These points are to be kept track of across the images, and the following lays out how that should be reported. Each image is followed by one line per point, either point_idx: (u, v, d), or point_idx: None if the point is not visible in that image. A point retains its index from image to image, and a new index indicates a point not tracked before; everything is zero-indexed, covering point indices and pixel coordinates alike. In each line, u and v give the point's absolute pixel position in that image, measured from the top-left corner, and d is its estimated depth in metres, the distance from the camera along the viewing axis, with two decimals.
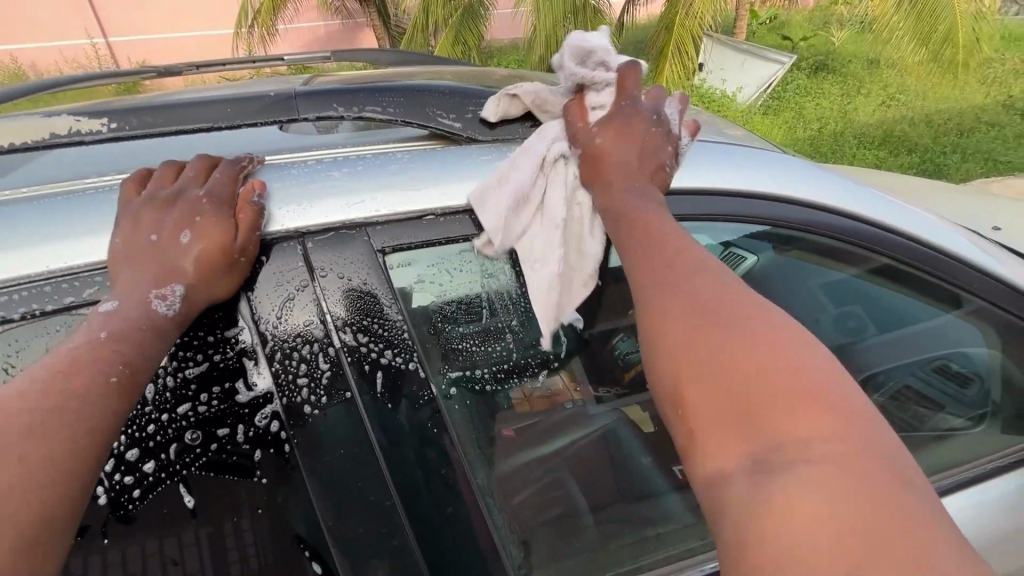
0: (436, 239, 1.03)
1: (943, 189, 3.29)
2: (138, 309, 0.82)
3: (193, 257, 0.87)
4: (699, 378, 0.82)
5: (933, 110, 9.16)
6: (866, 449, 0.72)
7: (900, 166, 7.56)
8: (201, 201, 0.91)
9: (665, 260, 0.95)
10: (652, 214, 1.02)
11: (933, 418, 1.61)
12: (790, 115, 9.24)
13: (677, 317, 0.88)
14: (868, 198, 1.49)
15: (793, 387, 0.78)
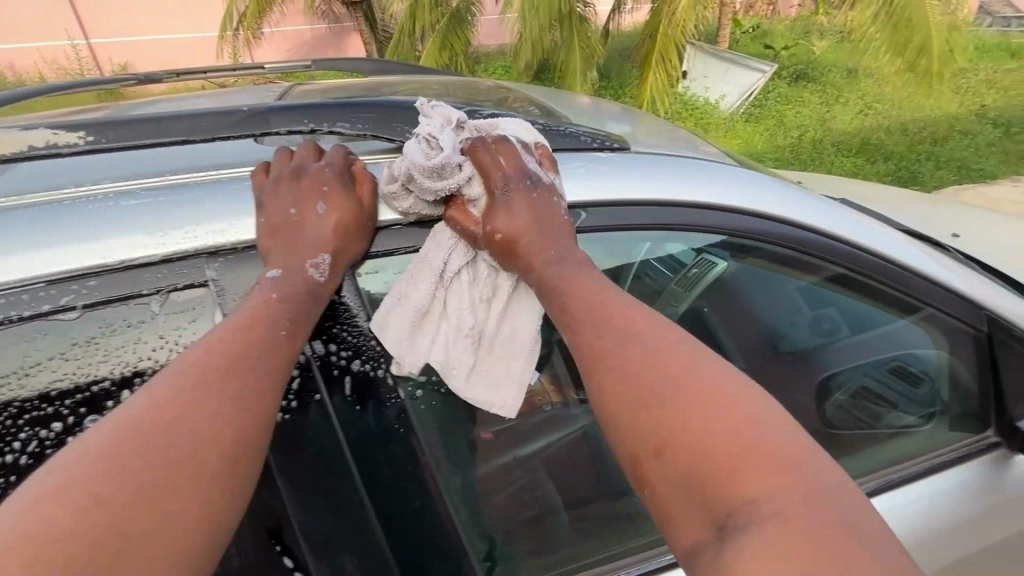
0: (406, 248, 1.08)
1: (912, 198, 3.39)
2: (301, 276, 0.95)
3: (331, 223, 1.00)
4: (652, 451, 0.89)
5: (909, 119, 9.41)
6: (806, 492, 0.82)
7: (877, 173, 7.76)
8: (322, 180, 1.04)
9: (606, 335, 0.99)
10: (574, 277, 1.05)
11: (888, 416, 1.68)
12: (771, 123, 9.43)
13: (622, 388, 0.94)
14: (825, 211, 1.55)
15: (738, 444, 0.86)
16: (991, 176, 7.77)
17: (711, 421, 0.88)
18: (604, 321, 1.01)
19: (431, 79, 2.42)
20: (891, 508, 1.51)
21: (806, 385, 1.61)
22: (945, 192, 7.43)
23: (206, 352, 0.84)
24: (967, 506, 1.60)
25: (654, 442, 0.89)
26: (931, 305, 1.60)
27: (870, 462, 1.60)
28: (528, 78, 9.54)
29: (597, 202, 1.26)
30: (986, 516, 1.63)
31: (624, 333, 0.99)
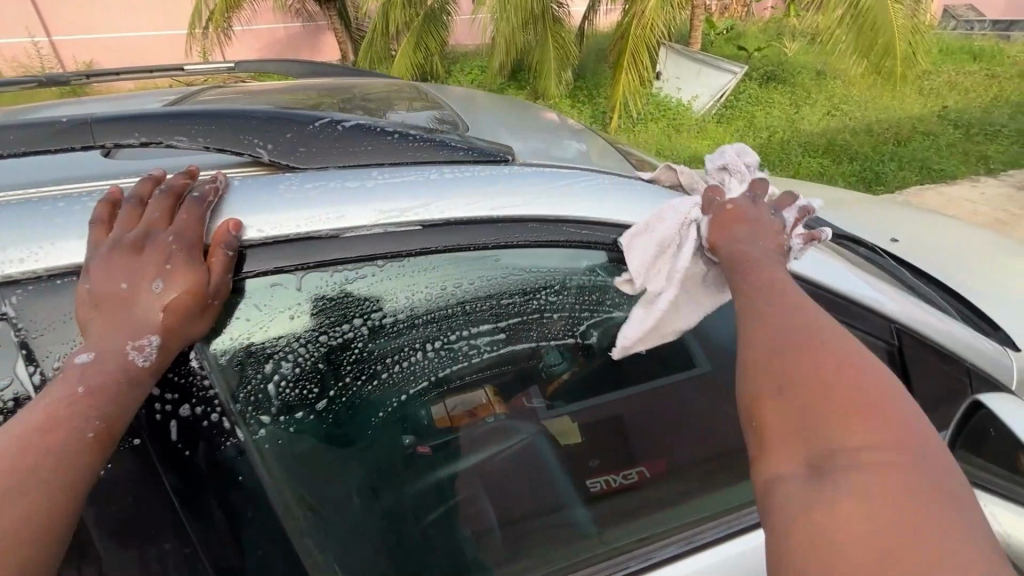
0: (247, 270, 0.93)
1: (867, 202, 3.38)
2: (115, 363, 0.81)
3: (165, 306, 0.85)
4: (777, 385, 0.84)
5: (875, 120, 9.56)
6: (930, 468, 0.74)
7: (844, 173, 7.84)
8: (170, 245, 0.88)
9: (754, 289, 0.95)
10: (759, 258, 1.01)
11: None
12: (741, 124, 9.48)
13: (764, 329, 0.90)
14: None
15: (868, 404, 0.79)
16: (951, 176, 7.88)
17: (847, 372, 0.82)
18: (762, 277, 0.97)
19: (357, 87, 2.33)
20: None
21: None
22: (908, 192, 7.51)
23: None
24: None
25: (777, 385, 0.84)
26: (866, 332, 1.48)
27: None
28: (501, 79, 9.47)
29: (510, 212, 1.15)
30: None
31: (778, 288, 0.96)
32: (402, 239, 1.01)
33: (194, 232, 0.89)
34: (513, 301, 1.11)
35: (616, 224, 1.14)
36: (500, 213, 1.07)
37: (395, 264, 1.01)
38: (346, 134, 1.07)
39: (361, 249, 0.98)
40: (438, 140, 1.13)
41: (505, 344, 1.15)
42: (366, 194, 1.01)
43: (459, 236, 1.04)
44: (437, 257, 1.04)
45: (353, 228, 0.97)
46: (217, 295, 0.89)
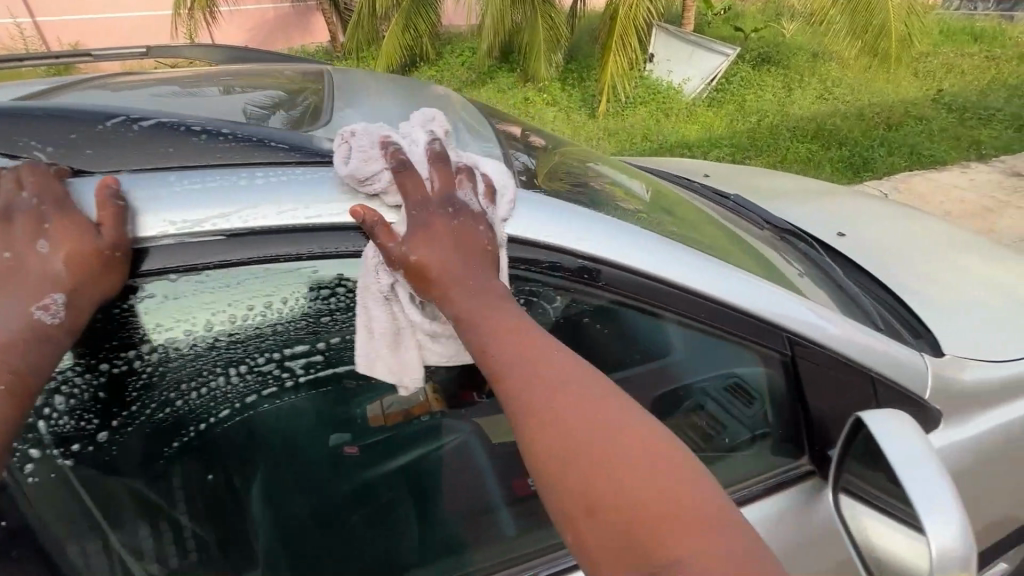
0: None
1: (833, 193, 3.24)
2: (20, 324, 0.84)
3: (60, 263, 0.85)
4: (579, 507, 0.88)
5: (867, 104, 9.31)
6: (690, 499, 0.88)
7: (832, 158, 7.64)
8: (39, 208, 0.87)
9: (510, 350, 0.97)
10: (494, 307, 1.01)
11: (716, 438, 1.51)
12: (730, 106, 9.21)
13: (541, 433, 0.93)
14: (608, 227, 1.27)
15: (638, 466, 0.90)
16: (941, 161, 7.70)
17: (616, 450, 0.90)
18: (513, 343, 0.98)
19: (264, 71, 2.18)
20: None
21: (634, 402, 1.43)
22: (896, 178, 7.33)
23: None
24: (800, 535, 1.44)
25: (561, 487, 0.90)
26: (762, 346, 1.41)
27: None
28: (488, 60, 9.21)
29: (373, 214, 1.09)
30: (824, 543, 1.48)
31: (526, 353, 0.98)
32: (198, 249, 0.93)
33: (61, 193, 0.89)
34: (332, 319, 1.05)
35: None
36: (311, 218, 0.99)
37: (194, 277, 0.94)
38: (142, 134, 0.98)
39: (156, 259, 0.92)
40: (255, 140, 1.04)
41: (326, 360, 1.09)
42: (158, 197, 0.92)
43: (287, 244, 0.98)
44: (252, 268, 0.97)
45: (144, 237, 0.91)
46: (116, 246, 0.87)
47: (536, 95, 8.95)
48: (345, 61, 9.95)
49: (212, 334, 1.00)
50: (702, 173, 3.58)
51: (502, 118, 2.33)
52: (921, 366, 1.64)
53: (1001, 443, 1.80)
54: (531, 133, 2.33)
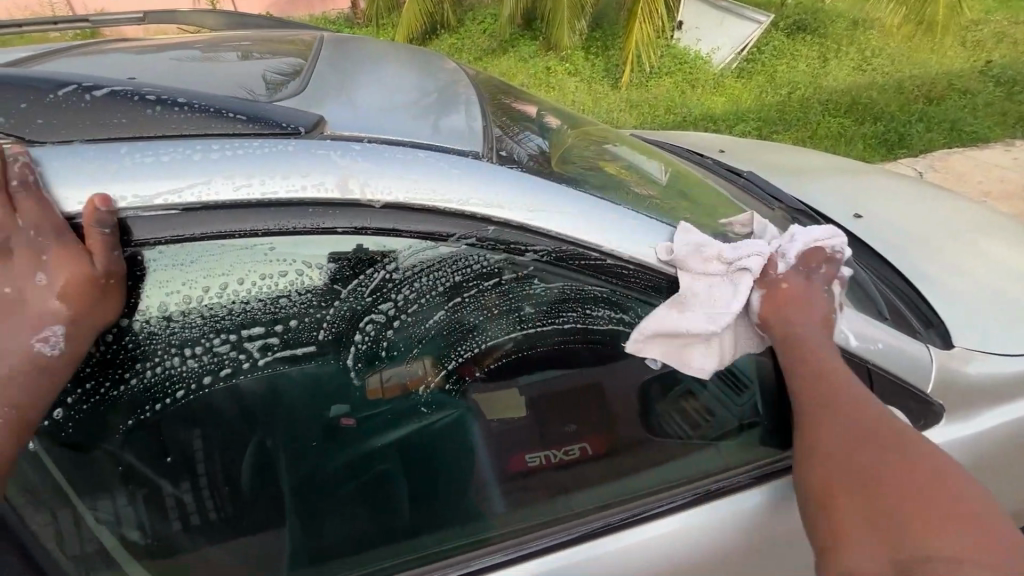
0: None
1: (859, 172, 3.07)
2: (18, 355, 0.88)
3: (59, 294, 0.89)
4: (856, 486, 1.04)
5: (909, 74, 8.76)
6: (953, 504, 1.00)
7: (866, 134, 7.25)
8: (32, 240, 0.87)
9: (809, 378, 1.16)
10: (809, 342, 1.20)
11: (703, 424, 1.42)
12: (761, 76, 8.74)
13: (838, 430, 1.10)
14: (601, 208, 1.18)
15: (899, 473, 1.04)
16: (984, 138, 7.26)
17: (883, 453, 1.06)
18: (823, 375, 1.16)
19: (260, 36, 2.12)
20: (690, 524, 1.31)
21: (619, 384, 1.37)
22: (932, 155, 6.96)
23: None
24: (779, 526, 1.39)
25: (820, 475, 1.09)
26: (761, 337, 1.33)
27: (682, 471, 1.38)
28: (508, 26, 8.91)
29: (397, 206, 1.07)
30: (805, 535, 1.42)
31: (845, 382, 1.16)
32: (147, 225, 0.93)
33: (48, 209, 0.88)
34: (290, 302, 1.07)
35: (411, 207, 1.04)
36: (265, 195, 0.96)
37: (149, 253, 0.95)
38: (95, 105, 0.97)
39: None
40: (213, 111, 1.01)
41: (286, 345, 1.13)
42: (109, 172, 0.91)
43: (246, 220, 0.96)
44: (210, 243, 0.97)
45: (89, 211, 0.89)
46: (111, 274, 0.92)
47: (556, 65, 8.69)
48: (364, 26, 9.75)
49: (167, 317, 1.02)
50: (719, 148, 3.43)
51: (507, 89, 2.24)
52: (925, 360, 1.54)
53: (1007, 440, 1.72)
54: (536, 105, 2.24)
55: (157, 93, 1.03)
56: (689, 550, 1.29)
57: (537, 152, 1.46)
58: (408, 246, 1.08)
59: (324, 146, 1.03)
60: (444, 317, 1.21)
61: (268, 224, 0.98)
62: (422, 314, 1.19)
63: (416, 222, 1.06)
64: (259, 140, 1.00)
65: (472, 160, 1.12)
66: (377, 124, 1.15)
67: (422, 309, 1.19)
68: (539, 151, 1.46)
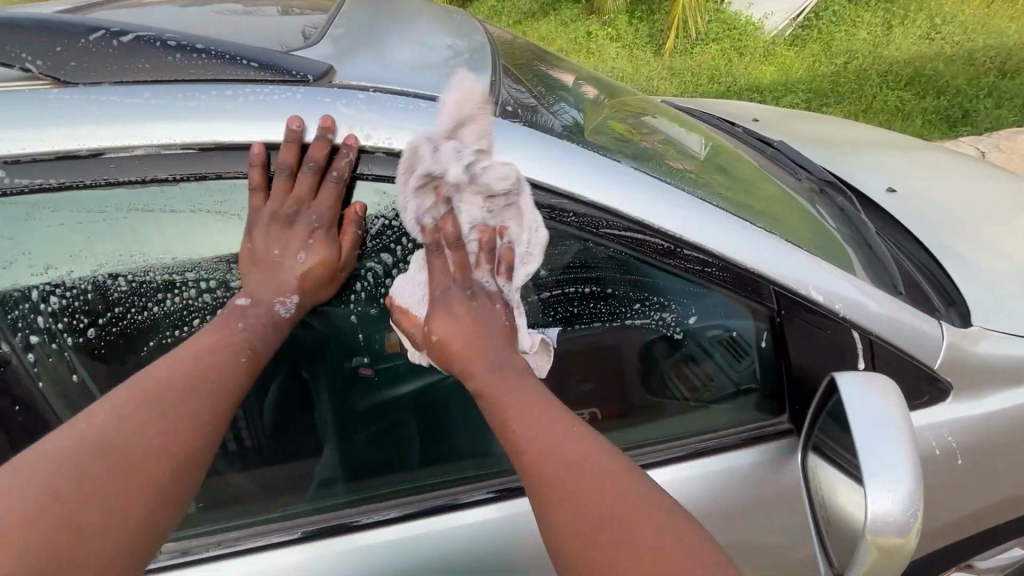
0: (14, 185, 0.96)
1: (904, 147, 2.89)
2: (265, 309, 1.08)
3: (306, 272, 1.10)
4: (580, 542, 0.94)
5: (984, 44, 8.03)
6: (632, 534, 0.93)
7: (926, 109, 6.76)
8: (314, 225, 1.09)
9: (514, 431, 1.05)
10: (495, 374, 1.11)
11: (698, 387, 1.44)
12: (817, 43, 8.20)
13: (552, 475, 1.00)
14: (599, 166, 1.20)
15: (587, 516, 0.96)
16: None
17: (572, 496, 0.98)
18: (518, 412, 1.07)
19: None
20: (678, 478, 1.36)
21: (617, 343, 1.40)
22: (998, 135, 6.44)
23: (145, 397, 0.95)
24: (767, 489, 1.41)
25: (561, 532, 0.96)
26: (758, 301, 1.35)
27: (674, 429, 1.42)
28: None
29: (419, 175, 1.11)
30: (794, 500, 1.43)
31: (543, 414, 1.07)
32: (168, 162, 0.99)
33: (336, 205, 1.09)
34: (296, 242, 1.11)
35: (410, 155, 1.09)
36: (272, 138, 1.03)
37: (170, 187, 1.01)
38: (124, 51, 1.04)
39: (125, 169, 0.98)
40: (229, 57, 1.07)
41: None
42: (136, 111, 0.98)
43: (260, 161, 1.03)
44: (225, 182, 1.05)
45: (113, 147, 0.96)
46: (344, 271, 1.14)
47: (597, 29, 8.41)
48: None
49: (191, 263, 1.07)
50: (756, 118, 3.29)
51: (540, 53, 2.22)
52: (936, 337, 1.50)
53: (1020, 426, 1.68)
54: (569, 71, 2.21)
55: (181, 40, 1.09)
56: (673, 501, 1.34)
57: (573, 125, 1.44)
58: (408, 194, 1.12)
59: (333, 93, 1.08)
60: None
61: (279, 165, 1.04)
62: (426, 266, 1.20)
63: (415, 170, 1.10)
64: (271, 88, 1.05)
65: (476, 113, 1.15)
66: (386, 74, 1.18)
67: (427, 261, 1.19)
68: (573, 123, 1.45)
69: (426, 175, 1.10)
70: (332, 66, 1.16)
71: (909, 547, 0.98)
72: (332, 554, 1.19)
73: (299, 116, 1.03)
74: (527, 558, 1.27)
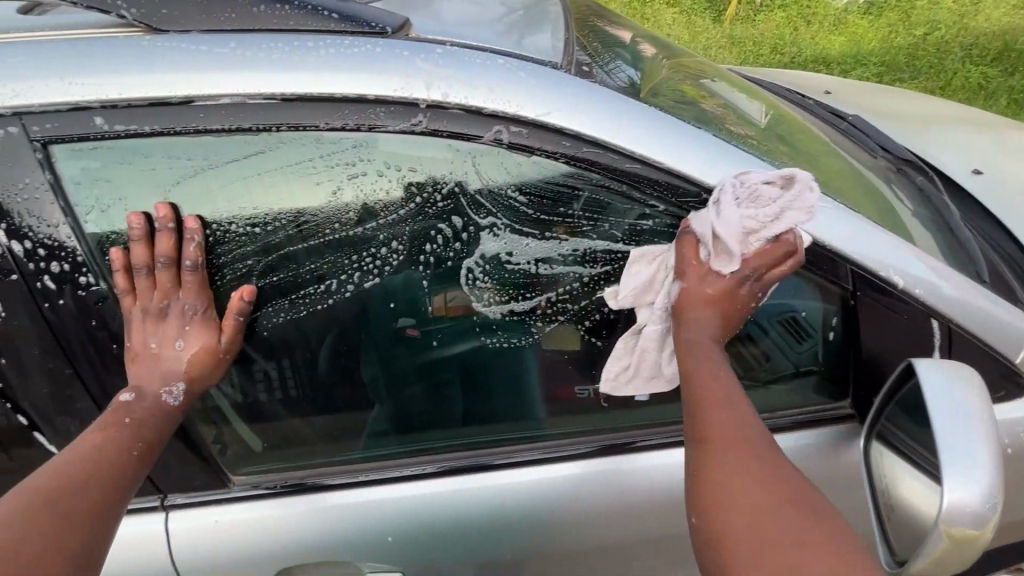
0: (110, 131, 0.98)
1: (993, 126, 2.67)
2: (151, 401, 1.08)
3: (186, 360, 1.09)
4: (730, 489, 0.97)
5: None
6: (790, 504, 0.93)
7: (1015, 87, 6.19)
8: (185, 312, 1.09)
9: (706, 381, 1.08)
10: (703, 333, 1.14)
11: (758, 368, 1.40)
12: (897, 10, 7.56)
13: (721, 427, 1.03)
14: (676, 130, 1.15)
15: (749, 471, 0.98)
16: None
17: (741, 449, 1.00)
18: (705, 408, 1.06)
19: None
20: None
21: None
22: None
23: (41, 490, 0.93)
24: (819, 473, 1.38)
25: (718, 473, 0.99)
26: (832, 281, 1.29)
27: None
28: None
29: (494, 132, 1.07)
30: (848, 487, 1.40)
31: (732, 418, 1.04)
32: (252, 111, 1.00)
33: (203, 288, 1.09)
34: (363, 198, 1.09)
35: (490, 114, 1.05)
36: (352, 93, 1.01)
37: (250, 137, 1.02)
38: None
39: (212, 118, 1.00)
40: (310, 8, 1.07)
41: (369, 253, 1.13)
42: (225, 60, 1.00)
43: (338, 114, 1.02)
44: (297, 135, 1.03)
45: (203, 95, 0.99)
46: (228, 353, 1.13)
47: None
48: None
49: (275, 217, 1.07)
50: (827, 90, 3.09)
51: (603, 12, 2.13)
52: None
53: None
54: (630, 30, 2.11)
55: None
56: None
57: (628, 86, 1.33)
58: (482, 151, 1.08)
59: (412, 48, 1.06)
60: (517, 240, 1.17)
61: (355, 117, 1.02)
62: (496, 231, 1.15)
63: (490, 126, 1.06)
64: (352, 41, 1.05)
65: (554, 72, 1.12)
66: (460, 30, 1.16)
67: (498, 226, 1.15)
68: (629, 83, 1.34)
69: (499, 134, 1.06)
70: (407, 19, 1.14)
71: (985, 540, 0.94)
72: (388, 499, 1.26)
73: (379, 68, 1.02)
74: (573, 518, 1.30)
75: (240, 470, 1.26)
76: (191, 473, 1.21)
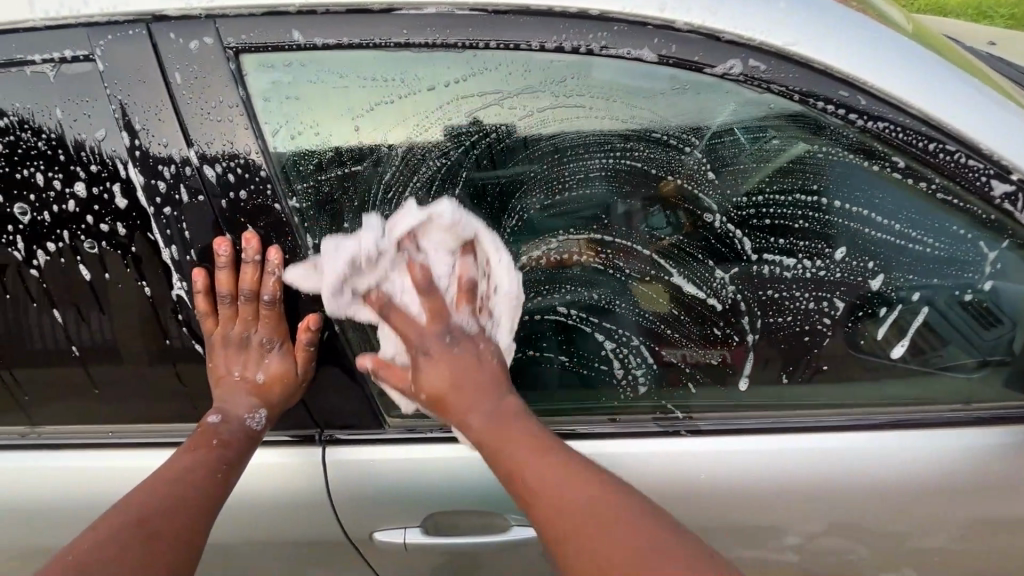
0: (307, 44, 0.89)
1: None
2: (237, 424, 1.06)
3: (264, 386, 1.07)
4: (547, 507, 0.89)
5: None
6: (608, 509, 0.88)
7: None
8: (263, 340, 1.06)
9: (484, 402, 0.99)
10: (498, 392, 1.00)
11: (933, 355, 1.18)
12: None
13: (521, 444, 0.95)
14: (934, 69, 0.96)
15: (560, 482, 0.91)
16: None
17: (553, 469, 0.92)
18: (524, 469, 0.93)
19: None
20: (928, 445, 1.17)
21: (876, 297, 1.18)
22: None
23: (156, 492, 0.94)
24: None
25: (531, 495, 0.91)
26: None
27: (930, 394, 1.20)
28: None
29: (727, 64, 0.91)
30: None
31: (565, 473, 0.91)
32: (459, 26, 0.89)
33: (281, 315, 1.05)
34: (571, 140, 0.97)
35: (730, 42, 0.90)
36: (572, 8, 0.88)
37: (455, 58, 0.91)
38: None
39: (415, 31, 0.89)
40: None
41: (562, 201, 1.01)
42: None
43: (555, 34, 0.90)
44: (507, 58, 0.91)
45: (409, 4, 0.87)
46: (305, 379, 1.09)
47: None
48: None
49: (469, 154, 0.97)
50: (988, 41, 2.68)
51: None
52: None
53: None
54: None
55: None
56: (911, 469, 1.17)
57: None
58: (707, 88, 0.94)
59: None
60: (723, 200, 1.02)
61: (573, 38, 0.90)
62: (705, 187, 1.01)
63: (724, 58, 0.91)
64: None
65: None
66: None
67: (710, 182, 1.00)
68: None
69: (733, 69, 0.92)
70: None
71: None
72: None
73: None
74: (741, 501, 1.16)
75: (393, 413, 1.20)
76: (350, 413, 1.18)
